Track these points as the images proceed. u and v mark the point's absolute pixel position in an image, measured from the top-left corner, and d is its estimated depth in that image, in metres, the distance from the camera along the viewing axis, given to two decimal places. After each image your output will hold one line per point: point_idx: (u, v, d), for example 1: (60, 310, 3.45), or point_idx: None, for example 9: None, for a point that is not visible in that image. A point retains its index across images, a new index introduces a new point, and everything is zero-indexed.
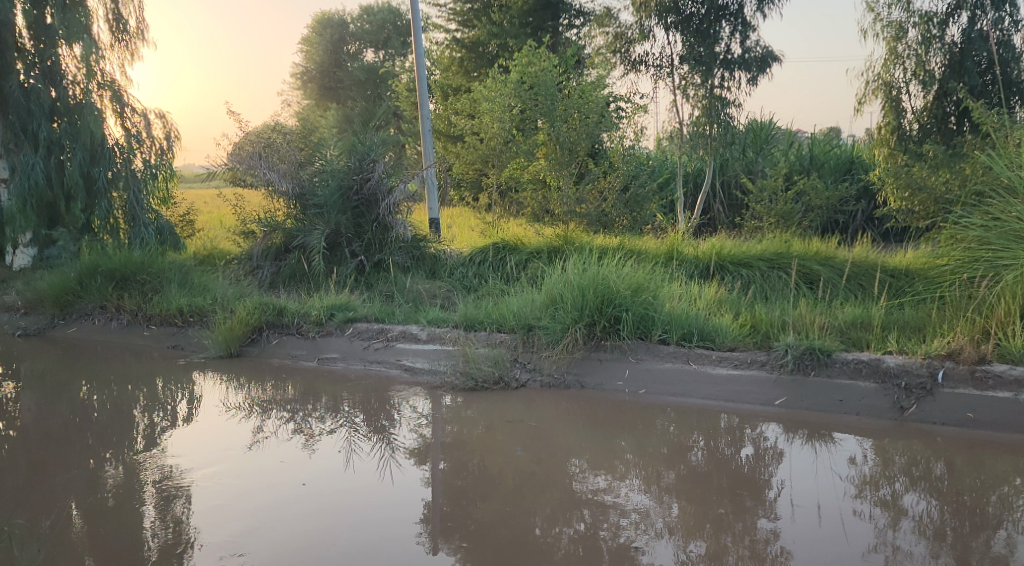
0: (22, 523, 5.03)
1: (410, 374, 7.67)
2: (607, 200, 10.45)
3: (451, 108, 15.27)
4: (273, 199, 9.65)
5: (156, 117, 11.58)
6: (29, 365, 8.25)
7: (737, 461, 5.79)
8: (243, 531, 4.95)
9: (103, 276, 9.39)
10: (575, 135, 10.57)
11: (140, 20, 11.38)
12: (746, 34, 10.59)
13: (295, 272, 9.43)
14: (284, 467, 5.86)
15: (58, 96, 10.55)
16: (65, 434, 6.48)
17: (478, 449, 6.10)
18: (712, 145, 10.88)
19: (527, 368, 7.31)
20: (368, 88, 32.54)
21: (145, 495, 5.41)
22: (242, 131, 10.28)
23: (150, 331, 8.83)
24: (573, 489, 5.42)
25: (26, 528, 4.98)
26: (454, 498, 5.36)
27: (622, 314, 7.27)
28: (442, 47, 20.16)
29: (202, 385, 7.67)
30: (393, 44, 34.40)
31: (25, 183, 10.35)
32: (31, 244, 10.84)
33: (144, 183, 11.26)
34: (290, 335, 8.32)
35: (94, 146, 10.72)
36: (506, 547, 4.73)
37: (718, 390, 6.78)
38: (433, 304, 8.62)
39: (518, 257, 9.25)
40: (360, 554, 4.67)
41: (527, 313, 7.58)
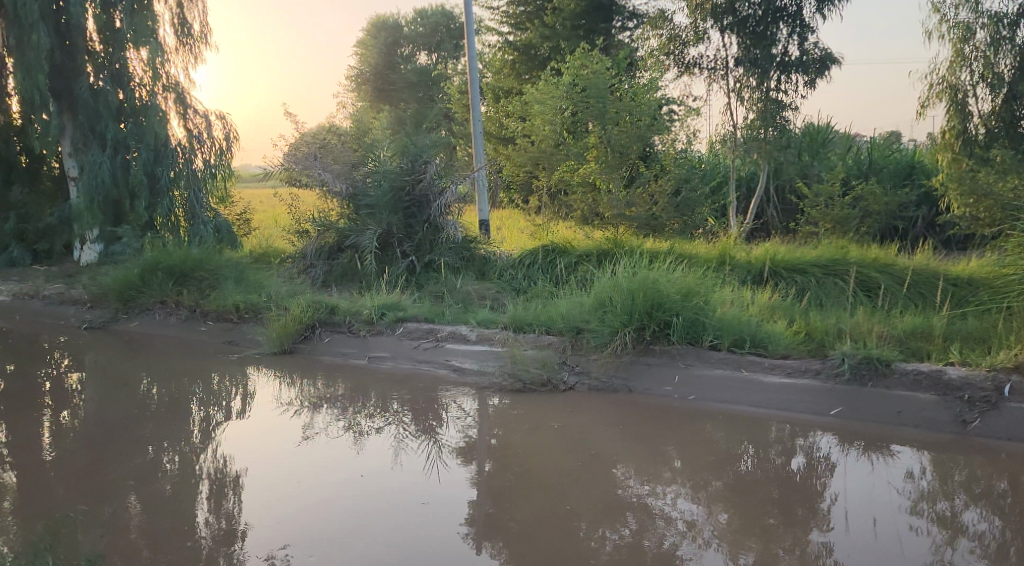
0: (85, 509, 5.21)
1: (459, 374, 7.70)
2: (658, 204, 10.42)
3: (503, 111, 15.37)
4: (327, 199, 9.95)
5: (218, 118, 11.91)
6: (93, 357, 8.53)
7: (788, 470, 5.69)
8: (292, 525, 5.04)
9: (165, 272, 9.68)
10: (626, 138, 10.50)
11: (204, 25, 11.69)
12: (804, 36, 10.41)
13: (347, 271, 9.58)
14: (333, 463, 5.97)
15: (126, 98, 10.93)
16: (125, 425, 6.70)
17: (524, 451, 6.11)
18: (765, 149, 10.76)
19: (575, 371, 7.31)
20: (420, 90, 32.57)
21: (200, 488, 5.57)
22: (299, 133, 10.48)
23: (207, 326, 9.06)
24: (618, 494, 5.40)
25: (90, 513, 5.16)
26: (498, 500, 5.37)
27: (672, 319, 7.22)
28: (495, 50, 20.12)
29: (255, 381, 7.84)
30: (446, 47, 34.57)
31: (93, 181, 10.74)
32: (97, 241, 11.24)
33: (204, 183, 11.66)
34: (341, 334, 8.46)
35: (158, 146, 11.09)
36: (550, 551, 4.74)
37: (770, 397, 6.67)
38: (483, 305, 8.67)
39: (567, 259, 9.22)
40: (406, 553, 4.72)
41: (576, 315, 7.60)
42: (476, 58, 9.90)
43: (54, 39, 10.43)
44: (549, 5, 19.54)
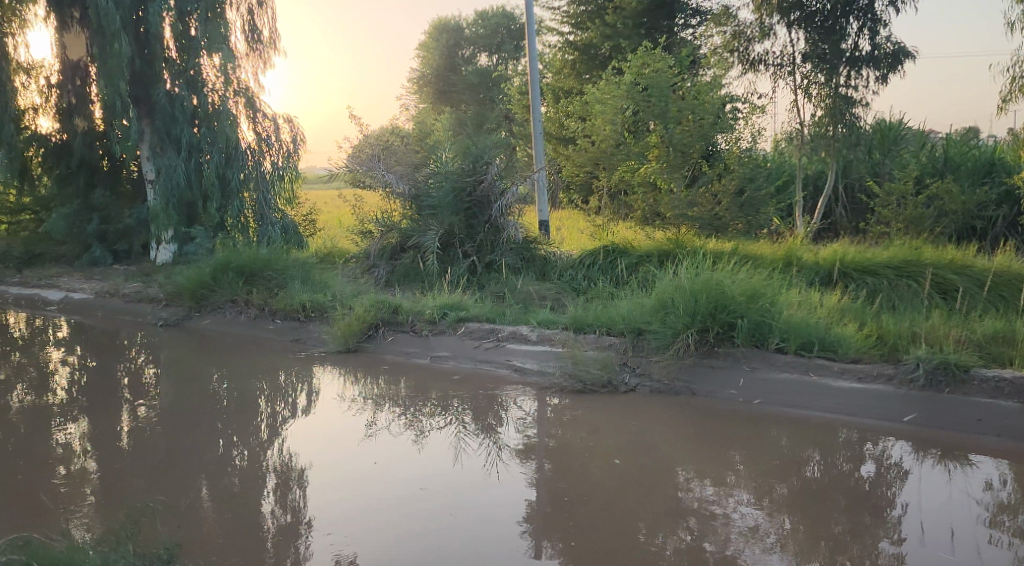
0: (163, 500, 5.41)
1: (520, 374, 7.71)
2: (721, 203, 10.31)
3: (562, 110, 15.33)
4: (390, 201, 10.11)
5: (285, 121, 12.24)
6: (168, 354, 8.86)
7: (857, 477, 5.53)
8: (354, 520, 5.15)
9: (235, 272, 9.97)
10: (689, 137, 10.38)
11: (273, 31, 12.02)
12: (876, 30, 10.09)
13: (409, 271, 9.70)
14: (395, 460, 6.07)
15: (200, 103, 11.29)
16: (198, 419, 6.94)
17: (583, 452, 6.08)
18: (834, 146, 10.49)
19: (636, 373, 7.25)
20: (481, 92, 32.70)
21: (267, 481, 5.75)
22: (363, 135, 10.75)
23: (274, 325, 9.31)
24: (678, 497, 5.34)
25: (166, 503, 5.37)
26: (557, 500, 5.37)
27: (736, 321, 7.10)
28: (556, 50, 19.68)
29: (320, 379, 8.02)
30: (507, 48, 34.59)
31: (169, 183, 11.15)
32: (172, 241, 11.70)
33: (272, 184, 11.99)
34: (404, 333, 8.60)
35: (229, 149, 11.49)
36: (608, 554, 4.71)
37: (841, 402, 6.50)
38: (543, 306, 8.67)
39: (627, 260, 9.12)
40: (468, 551, 4.75)
41: (637, 317, 7.56)
42: (537, 59, 9.88)
43: (134, 48, 10.87)
44: (610, 4, 19.26)
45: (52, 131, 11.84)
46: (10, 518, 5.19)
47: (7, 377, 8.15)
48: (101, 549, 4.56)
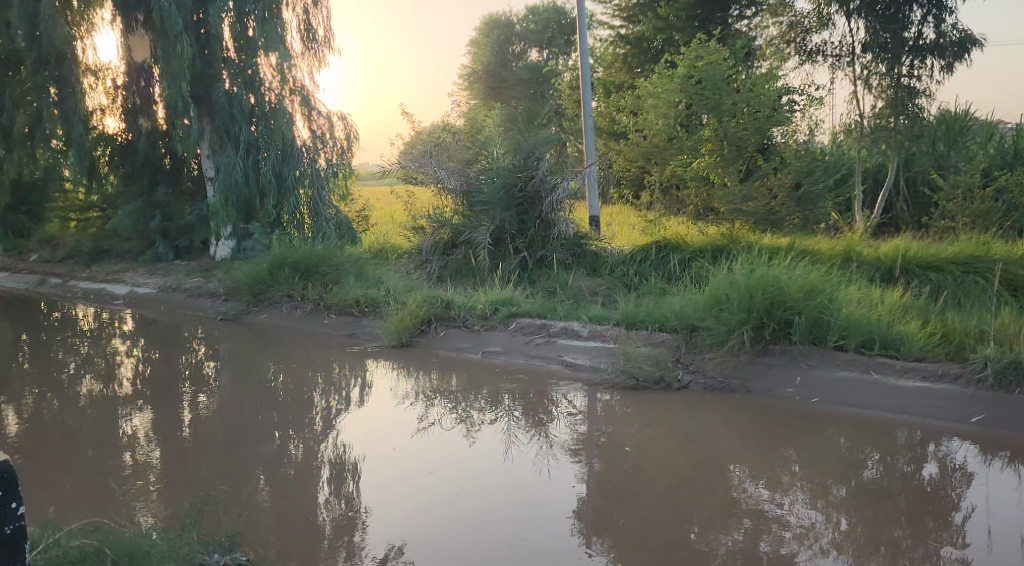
0: (225, 489, 5.56)
1: (571, 370, 7.67)
2: (777, 198, 10.16)
3: (614, 105, 15.16)
4: (443, 197, 10.16)
5: (340, 118, 12.45)
6: (228, 347, 9.11)
7: (919, 479, 5.37)
8: (406, 512, 5.22)
9: (291, 267, 10.18)
10: (745, 131, 10.29)
11: (328, 30, 12.20)
12: (941, 18, 9.75)
13: (462, 266, 9.77)
14: (446, 454, 6.11)
15: (257, 102, 11.53)
16: (255, 411, 7.11)
17: (634, 449, 6.04)
18: (896, 138, 10.09)
19: (690, 370, 7.12)
20: (531, 88, 31.54)
21: (322, 472, 5.88)
22: (415, 132, 10.84)
23: (330, 319, 9.47)
24: (732, 497, 5.26)
25: (228, 492, 5.53)
26: (607, 496, 5.36)
27: (793, 317, 7.01)
28: (607, 44, 18.88)
29: (374, 372, 8.15)
30: (558, 42, 32.84)
31: (228, 181, 11.42)
32: (230, 237, 11.96)
33: (327, 182, 12.31)
34: (456, 328, 8.66)
35: (285, 146, 11.79)
36: (659, 553, 4.67)
37: (904, 403, 6.28)
38: (594, 302, 8.63)
39: (680, 255, 9.02)
40: (521, 547, 4.75)
41: (690, 312, 7.49)
42: (588, 53, 9.78)
43: (195, 48, 11.12)
44: None
45: (118, 131, 12.27)
46: (81, 503, 5.38)
47: (77, 368, 8.47)
48: (169, 535, 4.71)
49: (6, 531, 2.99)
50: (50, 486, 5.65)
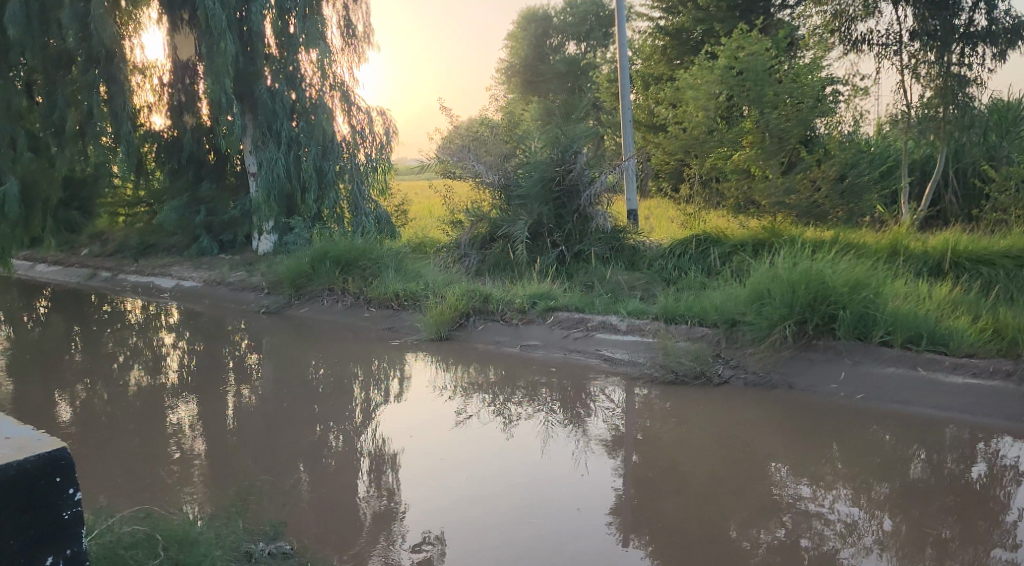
0: (269, 479, 5.67)
1: (610, 364, 7.63)
2: (821, 190, 9.98)
3: (653, 98, 14.97)
4: (480, 190, 10.21)
5: (379, 114, 12.55)
6: (270, 339, 9.28)
7: (966, 478, 5.23)
8: (443, 505, 5.24)
9: (331, 261, 10.31)
10: (786, 122, 10.08)
11: (367, 25, 12.28)
12: (993, 4, 9.45)
13: (500, 259, 9.77)
14: (484, 448, 6.13)
15: (297, 98, 11.79)
16: (297, 403, 7.22)
17: (673, 444, 5.99)
18: (945, 129, 9.80)
19: (730, 365, 7.06)
20: (569, 81, 29.50)
21: (362, 463, 5.95)
22: (453, 126, 10.88)
23: (370, 313, 9.57)
24: (771, 493, 5.19)
25: (271, 482, 5.63)
26: (644, 491, 5.32)
27: (837, 312, 6.86)
28: (646, 36, 18.36)
29: (413, 365, 8.20)
30: (598, 36, 30.22)
31: (269, 176, 11.62)
32: (273, 231, 12.14)
33: (366, 176, 12.40)
34: (495, 322, 8.68)
35: (326, 142, 11.94)
36: (697, 549, 4.63)
37: (952, 400, 6.12)
38: (633, 296, 8.56)
39: (721, 249, 8.90)
40: (559, 542, 4.74)
41: (731, 307, 7.39)
42: (627, 45, 9.71)
43: (238, 45, 11.28)
44: None
45: (163, 128, 12.52)
46: (130, 492, 5.51)
47: (125, 360, 8.69)
48: (216, 523, 4.80)
49: (65, 517, 3.01)
50: (101, 475, 5.80)
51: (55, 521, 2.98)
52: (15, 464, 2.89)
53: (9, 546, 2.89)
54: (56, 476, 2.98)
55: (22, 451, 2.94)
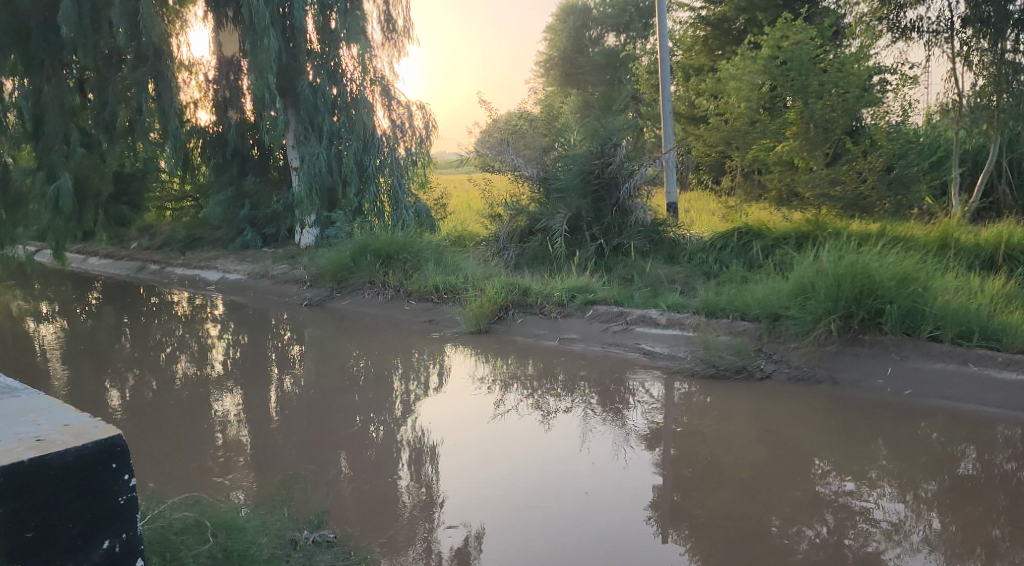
0: (313, 469, 5.76)
1: (649, 358, 7.58)
2: (867, 182, 9.81)
3: (694, 89, 14.77)
4: (518, 184, 10.20)
5: (419, 107, 12.62)
6: (312, 331, 9.42)
7: (1018, 477, 5.08)
8: (482, 497, 5.26)
9: (372, 254, 10.39)
10: (831, 112, 9.92)
11: (407, 20, 12.32)
12: None
13: (538, 252, 9.76)
14: (522, 441, 6.14)
15: (338, 92, 11.82)
16: (337, 395, 7.31)
17: (713, 439, 5.94)
18: (998, 117, 9.55)
19: (773, 360, 6.97)
20: (607, 73, 28.77)
21: (402, 455, 6.01)
22: (492, 119, 10.86)
23: (410, 306, 9.64)
24: (814, 489, 5.11)
25: (316, 471, 5.72)
26: (684, 486, 5.28)
27: (885, 306, 6.71)
28: (686, 26, 17.84)
29: (452, 358, 8.24)
30: (636, 26, 29.09)
31: (312, 170, 11.71)
32: (314, 225, 12.24)
33: (406, 170, 12.53)
34: (534, 315, 8.68)
35: (366, 136, 12.00)
36: (738, 544, 4.58)
37: (1003, 396, 5.95)
38: (672, 290, 8.47)
39: (763, 242, 8.78)
40: (600, 536, 4.73)
41: (774, 301, 7.27)
42: (667, 35, 9.57)
43: (281, 41, 11.42)
44: None
45: (208, 124, 12.70)
46: (178, 479, 5.63)
47: (173, 351, 8.90)
48: (261, 510, 4.88)
49: (121, 502, 2.86)
50: (151, 462, 5.94)
51: (110, 507, 2.83)
52: (72, 450, 2.73)
53: (65, 530, 2.74)
54: (111, 462, 2.81)
55: (80, 437, 2.78)
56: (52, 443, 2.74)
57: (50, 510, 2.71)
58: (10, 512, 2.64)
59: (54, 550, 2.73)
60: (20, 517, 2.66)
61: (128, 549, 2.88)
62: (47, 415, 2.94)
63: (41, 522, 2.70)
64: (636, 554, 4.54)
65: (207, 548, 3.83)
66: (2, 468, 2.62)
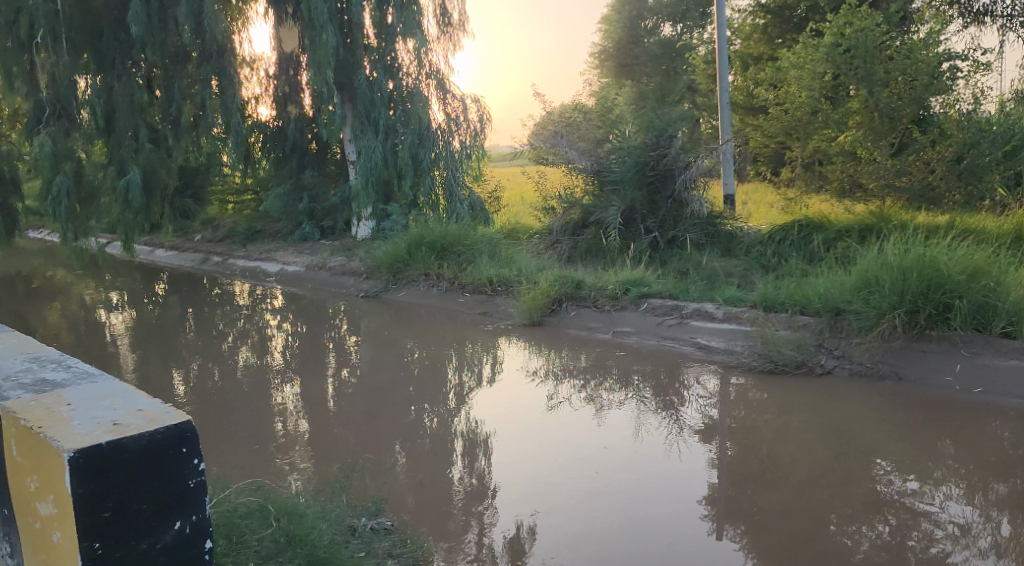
0: (370, 458, 5.84)
1: (705, 352, 7.48)
2: (935, 172, 9.66)
3: (753, 79, 14.44)
4: (572, 176, 10.16)
5: (473, 101, 12.63)
6: (368, 322, 9.57)
7: None
8: (534, 489, 5.26)
9: (427, 247, 10.45)
10: (898, 102, 9.69)
11: (462, 13, 12.35)
12: None
13: (591, 246, 9.66)
14: (575, 434, 6.11)
15: (395, 86, 11.97)
16: (392, 386, 7.39)
17: (772, 435, 5.82)
18: None
19: (834, 355, 6.81)
20: (664, 63, 28.16)
21: (455, 446, 6.04)
22: (547, 111, 10.75)
23: (464, 298, 9.68)
24: (874, 488, 4.97)
25: (373, 461, 5.78)
26: (739, 483, 5.19)
27: (953, 301, 6.44)
28: (745, 14, 17.22)
29: (506, 350, 8.25)
30: (693, 14, 28.28)
31: (368, 164, 11.86)
32: (371, 218, 12.43)
33: (461, 163, 12.56)
34: (587, 308, 8.60)
35: (422, 130, 12.08)
36: (796, 543, 4.47)
37: None
38: (729, 283, 8.33)
39: (825, 234, 8.54)
40: (647, 530, 4.69)
41: (835, 295, 7.06)
42: (725, 24, 9.34)
43: (339, 36, 11.57)
44: None
45: (270, 118, 13.05)
46: (238, 465, 5.77)
47: (234, 340, 9.12)
48: (320, 497, 4.97)
49: (190, 485, 2.94)
50: (216, 447, 6.13)
51: (181, 489, 2.92)
52: (146, 434, 2.80)
53: (140, 511, 2.83)
54: (182, 446, 2.89)
55: (153, 422, 2.86)
56: (128, 427, 2.82)
57: (125, 492, 2.79)
58: (90, 493, 2.72)
59: (128, 529, 2.81)
60: (98, 499, 2.74)
61: (198, 529, 2.98)
62: (122, 401, 3.03)
63: (118, 502, 2.78)
64: (661, 548, 4.50)
65: (271, 531, 3.92)
66: (82, 448, 2.69)
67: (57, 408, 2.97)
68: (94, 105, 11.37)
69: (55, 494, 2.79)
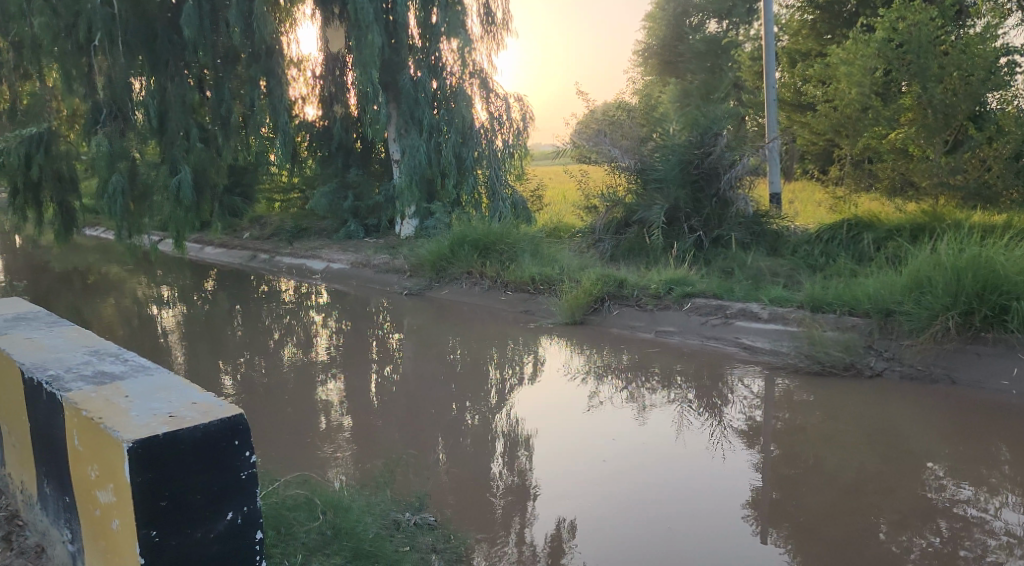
0: (413, 453, 5.89)
1: (750, 353, 7.38)
2: (992, 170, 9.43)
3: (801, 76, 14.17)
4: (615, 174, 10.10)
5: (517, 100, 12.64)
6: (411, 319, 9.65)
7: None
8: (575, 489, 5.25)
9: (470, 246, 10.48)
10: (953, 97, 9.44)
11: (506, 12, 12.37)
12: None
13: (634, 245, 9.64)
14: (617, 434, 6.08)
15: (438, 86, 12.07)
16: (434, 383, 7.43)
17: (819, 438, 5.72)
18: None
19: (884, 357, 6.66)
20: (708, 60, 27.71)
21: (496, 445, 6.05)
22: (591, 110, 10.69)
23: (506, 296, 9.71)
24: (924, 495, 4.85)
25: (416, 457, 5.83)
26: (784, 487, 5.10)
27: (1011, 303, 6.24)
28: (793, 10, 16.84)
29: (547, 348, 8.25)
30: (739, 10, 27.72)
31: (412, 163, 11.97)
32: (414, 216, 12.53)
33: (503, 162, 12.58)
34: (630, 307, 8.56)
35: (465, 129, 12.16)
36: (843, 549, 4.39)
37: None
38: (775, 283, 8.19)
39: (875, 234, 8.37)
40: (666, 529, 4.69)
41: (885, 296, 6.89)
42: (772, 21, 9.16)
43: (384, 37, 11.68)
44: None
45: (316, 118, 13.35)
46: (283, 458, 5.87)
47: (281, 336, 9.26)
48: (364, 491, 5.04)
49: (242, 477, 3.00)
50: (262, 440, 6.25)
51: (233, 481, 2.97)
52: (200, 427, 2.87)
53: (194, 500, 2.89)
54: (234, 439, 2.95)
55: (207, 415, 2.92)
56: (183, 419, 2.89)
57: (179, 481, 2.86)
58: (147, 482, 2.79)
59: (183, 518, 2.88)
60: (155, 488, 2.81)
61: (249, 520, 3.03)
62: (177, 394, 3.11)
63: (173, 491, 2.85)
64: (662, 548, 4.51)
65: (317, 524, 3.96)
66: (140, 439, 2.76)
67: (115, 399, 3.06)
68: (148, 105, 11.68)
69: (115, 483, 2.87)
